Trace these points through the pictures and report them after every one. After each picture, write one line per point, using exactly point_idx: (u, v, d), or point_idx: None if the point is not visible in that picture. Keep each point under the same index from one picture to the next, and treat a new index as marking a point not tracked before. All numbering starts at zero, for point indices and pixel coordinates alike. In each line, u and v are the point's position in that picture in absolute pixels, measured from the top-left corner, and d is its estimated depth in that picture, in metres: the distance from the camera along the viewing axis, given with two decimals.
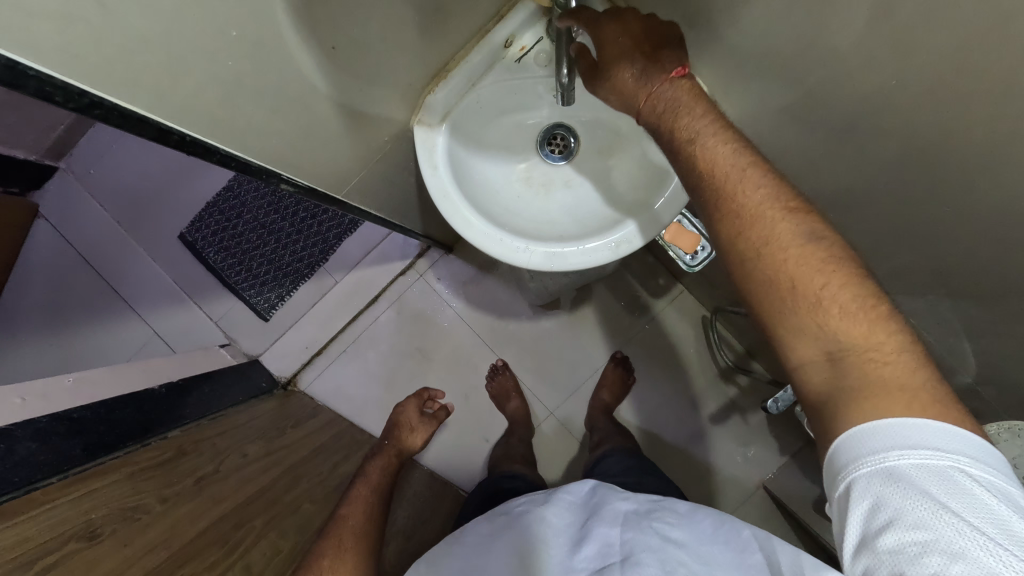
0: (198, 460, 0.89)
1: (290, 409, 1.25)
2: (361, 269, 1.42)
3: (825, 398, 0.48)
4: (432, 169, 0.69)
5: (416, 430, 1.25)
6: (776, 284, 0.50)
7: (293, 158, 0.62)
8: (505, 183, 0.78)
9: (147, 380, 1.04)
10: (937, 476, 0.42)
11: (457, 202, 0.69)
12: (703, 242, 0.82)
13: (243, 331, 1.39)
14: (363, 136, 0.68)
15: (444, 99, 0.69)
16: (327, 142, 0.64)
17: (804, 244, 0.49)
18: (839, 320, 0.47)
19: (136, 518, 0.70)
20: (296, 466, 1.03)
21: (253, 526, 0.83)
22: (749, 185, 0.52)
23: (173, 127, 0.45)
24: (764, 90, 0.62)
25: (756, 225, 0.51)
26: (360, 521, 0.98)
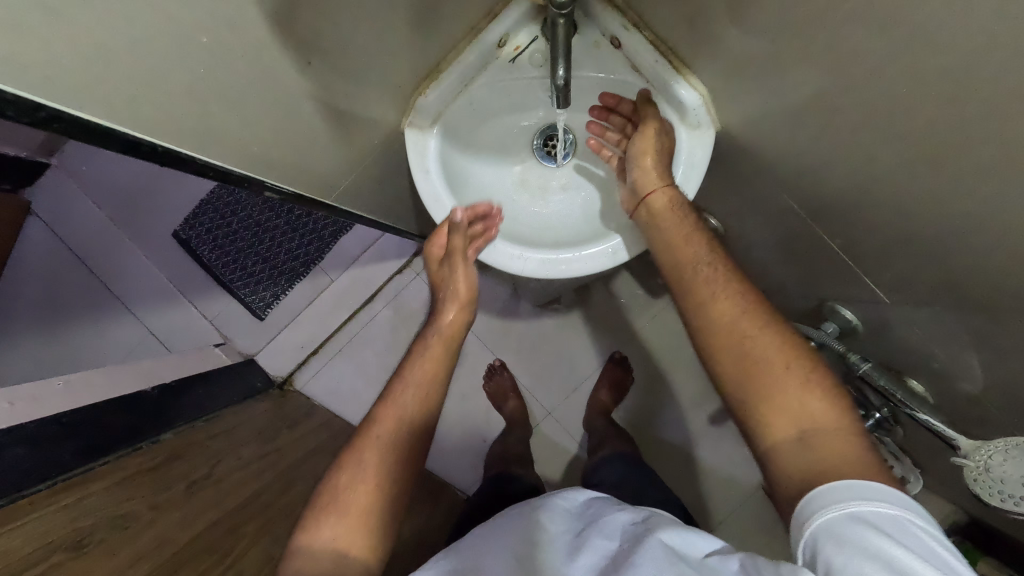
0: (191, 463, 0.88)
1: (285, 410, 1.24)
2: (357, 268, 1.40)
3: (793, 472, 0.53)
4: (423, 173, 0.69)
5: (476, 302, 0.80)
6: (751, 374, 0.57)
7: (276, 164, 0.60)
8: (500, 187, 0.77)
9: (139, 381, 1.03)
10: (891, 521, 0.45)
11: (446, 206, 0.70)
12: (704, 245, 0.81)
13: (238, 330, 1.38)
14: (350, 139, 0.67)
15: (436, 101, 0.68)
16: (312, 146, 0.63)
17: (773, 339, 0.58)
18: (807, 406, 0.54)
19: (124, 526, 0.69)
20: (291, 468, 1.02)
21: (246, 532, 0.81)
22: (725, 289, 0.61)
23: (143, 138, 0.43)
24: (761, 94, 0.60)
25: (733, 320, 0.60)
26: (437, 375, 0.72)
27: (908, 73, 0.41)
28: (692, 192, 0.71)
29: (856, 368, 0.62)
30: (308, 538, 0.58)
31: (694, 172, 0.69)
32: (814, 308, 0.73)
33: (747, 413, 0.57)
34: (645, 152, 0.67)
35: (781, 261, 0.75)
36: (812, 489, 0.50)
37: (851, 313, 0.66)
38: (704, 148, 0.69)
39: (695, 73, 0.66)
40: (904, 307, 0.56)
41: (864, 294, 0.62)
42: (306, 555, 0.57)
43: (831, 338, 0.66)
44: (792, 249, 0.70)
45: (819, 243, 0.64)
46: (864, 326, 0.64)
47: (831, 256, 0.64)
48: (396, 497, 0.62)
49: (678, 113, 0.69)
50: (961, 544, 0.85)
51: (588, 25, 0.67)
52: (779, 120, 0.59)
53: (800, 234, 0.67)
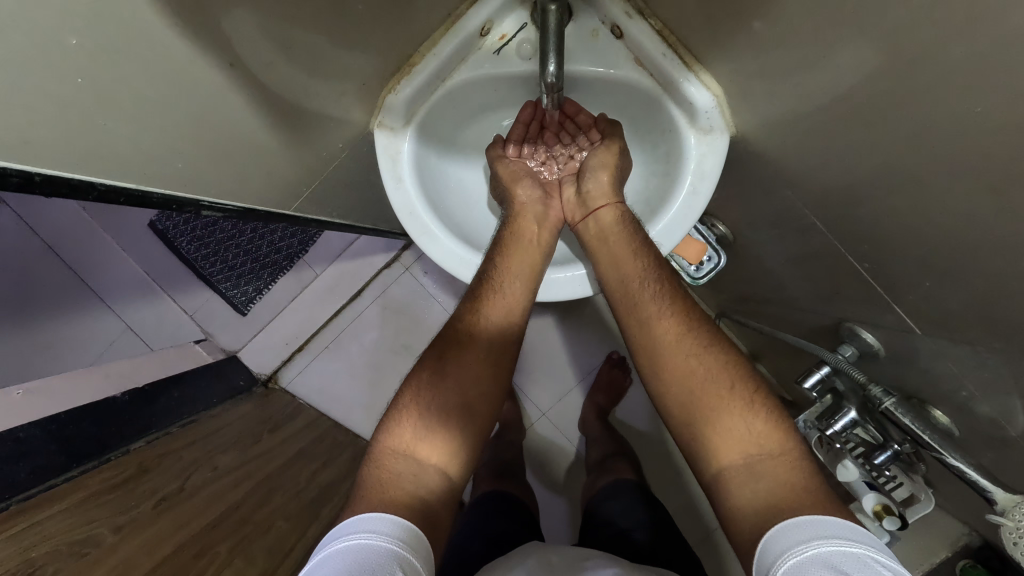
0: (161, 477, 0.83)
1: (269, 410, 1.19)
2: (343, 262, 1.35)
3: (746, 501, 0.51)
4: (397, 182, 0.67)
5: (552, 205, 0.75)
6: (696, 394, 0.57)
7: (215, 173, 0.52)
8: (477, 184, 0.78)
9: (108, 386, 0.98)
10: (856, 561, 0.42)
11: (424, 220, 0.68)
12: (711, 252, 0.77)
13: (220, 325, 1.32)
14: (306, 138, 0.60)
15: (406, 100, 0.64)
16: (260, 148, 0.55)
17: (712, 360, 0.58)
18: (754, 429, 0.54)
19: (84, 553, 0.64)
20: (270, 478, 0.97)
21: (218, 552, 0.76)
22: (667, 310, 0.62)
23: (6, 165, 0.35)
24: (775, 93, 0.53)
25: (677, 341, 0.60)
26: (520, 288, 0.66)
27: (949, 74, 0.35)
28: (703, 206, 0.65)
29: (878, 403, 0.56)
30: (387, 438, 0.56)
31: (705, 183, 0.64)
32: (830, 326, 0.66)
33: (693, 439, 0.57)
34: (604, 167, 0.70)
35: (795, 272, 0.68)
36: (767, 531, 0.48)
37: (873, 337, 0.59)
38: (715, 156, 0.63)
39: (708, 69, 0.59)
40: (937, 339, 0.50)
41: (889, 318, 0.55)
42: (383, 459, 0.55)
43: (847, 364, 0.61)
44: (807, 260, 0.64)
45: (840, 258, 0.57)
46: (887, 353, 0.58)
47: (850, 273, 0.58)
48: (476, 425, 0.59)
49: (686, 116, 0.63)
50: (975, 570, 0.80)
51: (585, 13, 0.62)
52: (797, 124, 0.52)
53: (819, 245, 0.60)
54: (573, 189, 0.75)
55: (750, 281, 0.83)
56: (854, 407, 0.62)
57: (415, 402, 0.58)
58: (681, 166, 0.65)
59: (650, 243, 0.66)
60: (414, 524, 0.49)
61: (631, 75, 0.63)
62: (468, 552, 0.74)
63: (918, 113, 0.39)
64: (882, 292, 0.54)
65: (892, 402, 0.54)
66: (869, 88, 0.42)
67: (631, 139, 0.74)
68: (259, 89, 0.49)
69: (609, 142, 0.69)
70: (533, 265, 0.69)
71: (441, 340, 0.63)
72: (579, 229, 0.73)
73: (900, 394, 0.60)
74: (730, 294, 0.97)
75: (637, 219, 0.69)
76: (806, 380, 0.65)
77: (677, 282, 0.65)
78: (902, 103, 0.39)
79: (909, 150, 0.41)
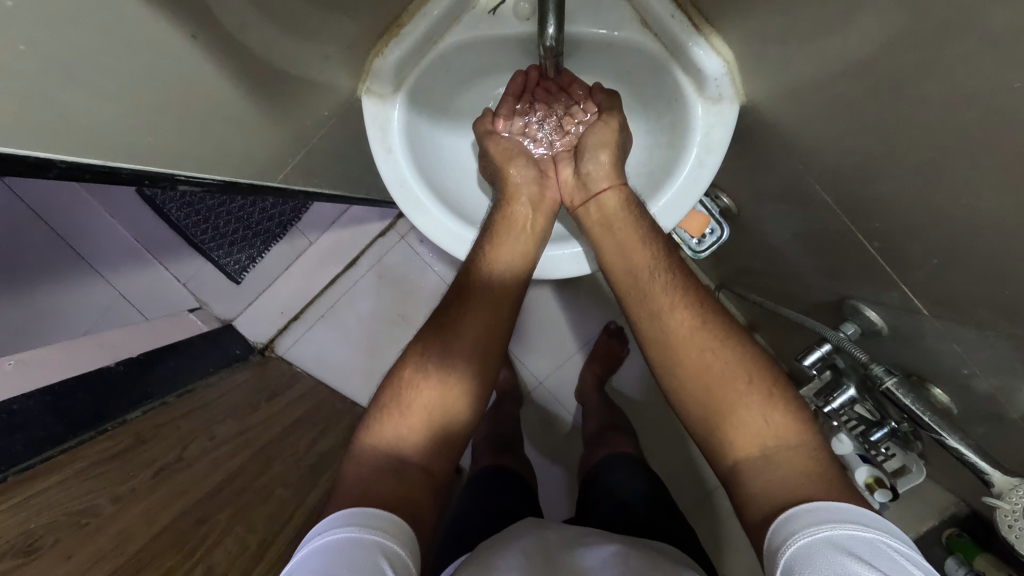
0: (159, 447, 0.84)
1: (266, 379, 1.20)
2: (337, 230, 1.33)
3: (763, 492, 0.51)
4: (387, 152, 0.64)
5: (548, 186, 0.72)
6: (708, 386, 0.56)
7: (189, 143, 0.49)
8: (466, 154, 0.75)
9: (101, 355, 0.98)
10: (868, 546, 0.42)
11: (416, 193, 0.65)
12: (713, 224, 0.76)
13: (214, 293, 1.31)
14: (286, 103, 0.57)
15: (393, 65, 0.62)
16: (237, 115, 0.52)
17: (721, 348, 0.57)
18: (770, 420, 0.53)
19: (82, 523, 0.65)
20: (268, 447, 0.97)
21: (218, 520, 0.77)
22: (675, 298, 0.60)
23: None
24: (790, 58, 0.50)
25: (688, 334, 0.59)
26: (513, 276, 0.65)
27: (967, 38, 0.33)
28: (709, 180, 0.62)
29: (879, 381, 0.55)
30: (385, 431, 0.56)
31: (711, 156, 0.61)
32: (834, 303, 0.64)
33: (710, 433, 0.56)
34: (605, 146, 0.68)
35: (800, 246, 0.66)
36: (778, 518, 0.48)
37: (876, 315, 0.58)
38: (725, 126, 0.60)
39: (720, 32, 0.57)
40: (944, 319, 0.48)
41: (893, 296, 0.54)
42: (384, 453, 0.54)
43: (849, 342, 0.59)
44: (813, 235, 0.62)
45: (847, 234, 0.55)
46: (890, 331, 0.57)
47: (855, 248, 0.56)
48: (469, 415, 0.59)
49: (694, 83, 0.60)
50: (960, 538, 0.81)
51: None
52: (810, 93, 0.50)
53: (827, 220, 0.58)
54: (571, 168, 0.72)
55: (752, 254, 0.81)
56: (853, 385, 0.61)
57: (411, 393, 0.57)
58: (686, 137, 0.62)
59: (655, 228, 0.65)
60: (397, 513, 0.49)
61: (634, 37, 0.60)
62: (461, 526, 0.74)
63: (939, 84, 0.36)
64: (890, 271, 0.52)
65: (892, 381, 0.53)
66: (884, 52, 0.39)
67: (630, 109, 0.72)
68: (234, 50, 0.46)
69: (608, 118, 0.67)
70: (528, 250, 0.67)
71: (430, 331, 0.61)
72: (578, 214, 0.70)
73: (901, 370, 0.60)
74: (731, 266, 0.95)
75: (642, 201, 0.67)
76: (806, 358, 0.64)
77: (686, 269, 0.63)
78: (922, 73, 0.37)
79: (925, 125, 0.39)
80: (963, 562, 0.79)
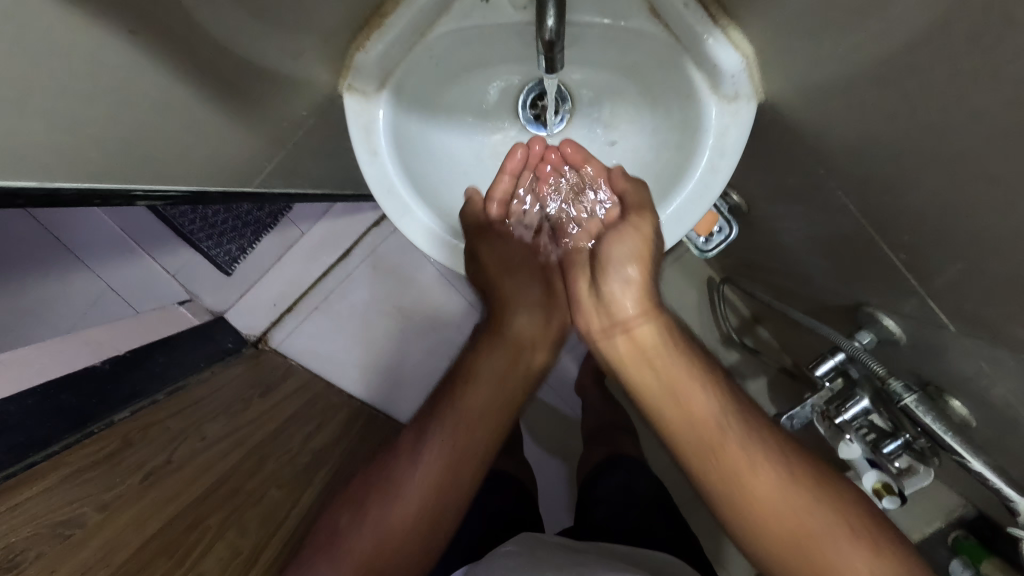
0: (148, 450, 0.81)
1: (260, 372, 1.17)
2: (329, 221, 1.31)
3: None
4: (372, 155, 0.60)
5: (557, 310, 0.80)
6: (775, 526, 0.61)
7: (138, 142, 0.48)
8: (466, 153, 0.70)
9: (87, 355, 0.95)
10: None
11: (404, 199, 0.62)
12: (722, 223, 0.72)
13: (205, 285, 1.28)
14: (240, 95, 0.54)
15: (377, 61, 0.58)
16: (184, 110, 0.50)
17: (788, 480, 0.62)
18: (859, 561, 0.58)
19: (66, 535, 0.63)
20: (262, 445, 0.95)
21: (209, 525, 0.75)
22: (731, 432, 0.65)
23: None
24: (806, 50, 0.46)
25: (722, 442, 0.65)
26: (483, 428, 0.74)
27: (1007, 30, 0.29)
28: (721, 186, 0.59)
29: (896, 398, 0.52)
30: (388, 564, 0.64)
31: (724, 160, 0.57)
32: (850, 309, 0.61)
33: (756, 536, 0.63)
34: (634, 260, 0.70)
35: (813, 246, 0.62)
36: None
37: (894, 324, 0.55)
38: (739, 130, 0.56)
39: (740, 26, 0.52)
40: (970, 334, 0.45)
41: (909, 303, 0.51)
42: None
43: (865, 352, 0.56)
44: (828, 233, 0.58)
45: (863, 235, 0.52)
46: (909, 341, 0.54)
47: (873, 252, 0.52)
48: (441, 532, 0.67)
49: (709, 81, 0.55)
50: (967, 540, 0.79)
51: None
52: (828, 85, 0.46)
53: (845, 218, 0.54)
54: (586, 283, 0.75)
55: (759, 250, 0.78)
56: (866, 395, 0.59)
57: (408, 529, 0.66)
58: (697, 139, 0.58)
59: (702, 363, 0.71)
60: None
61: (641, 25, 0.55)
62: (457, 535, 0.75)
63: (975, 82, 0.32)
64: (912, 279, 0.49)
65: (913, 398, 0.51)
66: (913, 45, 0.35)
67: (632, 107, 0.65)
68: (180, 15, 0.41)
69: (636, 224, 0.66)
70: (508, 403, 0.78)
71: (424, 450, 0.70)
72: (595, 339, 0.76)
73: (917, 381, 0.57)
74: (737, 259, 0.93)
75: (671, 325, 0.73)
76: (817, 368, 0.61)
77: (736, 396, 0.68)
78: (955, 70, 0.33)
79: (958, 127, 0.35)
80: (968, 564, 0.76)
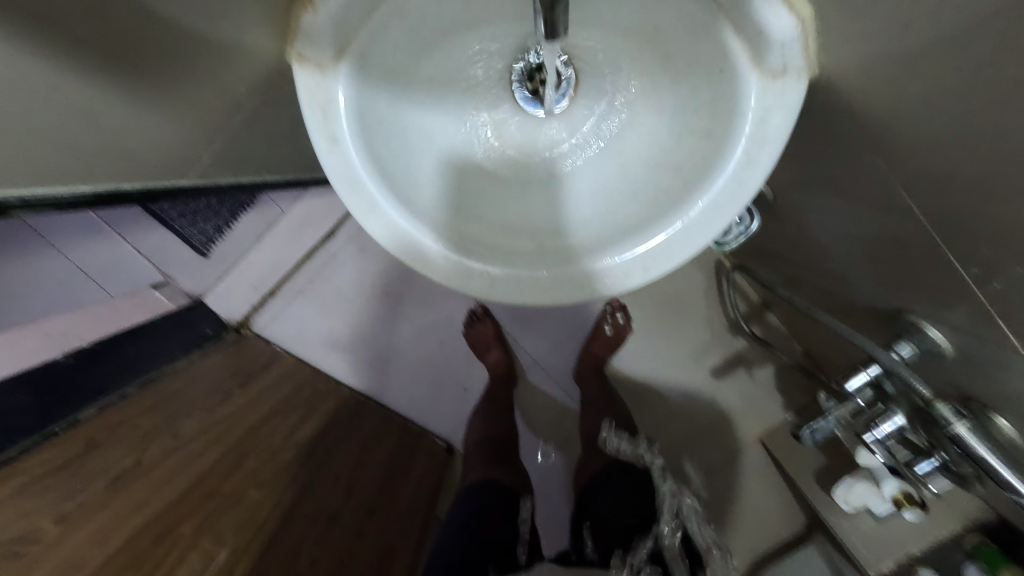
0: (114, 452, 0.75)
1: (240, 360, 1.11)
2: (312, 198, 1.23)
3: None
4: (333, 143, 0.51)
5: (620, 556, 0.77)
6: None
7: (21, 125, 0.41)
8: (455, 132, 0.59)
9: (49, 348, 0.89)
10: None
11: (371, 194, 0.52)
12: (741, 214, 0.66)
13: (179, 266, 1.20)
14: (139, 69, 0.49)
15: (337, 22, 0.49)
16: (79, 86, 0.44)
17: None
18: None
19: (20, 553, 0.56)
20: (241, 441, 0.89)
21: (181, 534, 0.70)
22: None
23: None
24: (886, 11, 0.38)
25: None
26: None
27: None
28: (757, 185, 0.49)
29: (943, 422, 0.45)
30: None
31: (764, 152, 0.48)
32: (890, 314, 0.55)
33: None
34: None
35: (857, 239, 0.56)
36: None
37: (939, 335, 0.48)
38: (785, 111, 0.46)
39: None
40: None
41: (959, 312, 0.44)
42: None
43: (904, 366, 0.49)
44: (873, 226, 0.52)
45: (917, 231, 0.45)
46: (956, 355, 0.47)
47: (926, 250, 0.46)
48: None
49: (750, 51, 0.46)
50: (987, 547, 0.74)
51: None
52: (905, 51, 0.38)
53: (893, 210, 0.47)
54: None
55: (787, 241, 0.72)
56: (902, 411, 0.52)
57: None
58: (731, 123, 0.48)
59: None
60: None
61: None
62: (443, 549, 0.78)
63: None
64: (970, 286, 0.42)
65: (963, 425, 0.45)
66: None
67: (648, 76, 0.55)
68: None
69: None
70: None
71: None
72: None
73: (958, 394, 0.49)
74: (752, 245, 0.86)
75: None
76: (847, 381, 0.55)
77: None
78: None
79: None
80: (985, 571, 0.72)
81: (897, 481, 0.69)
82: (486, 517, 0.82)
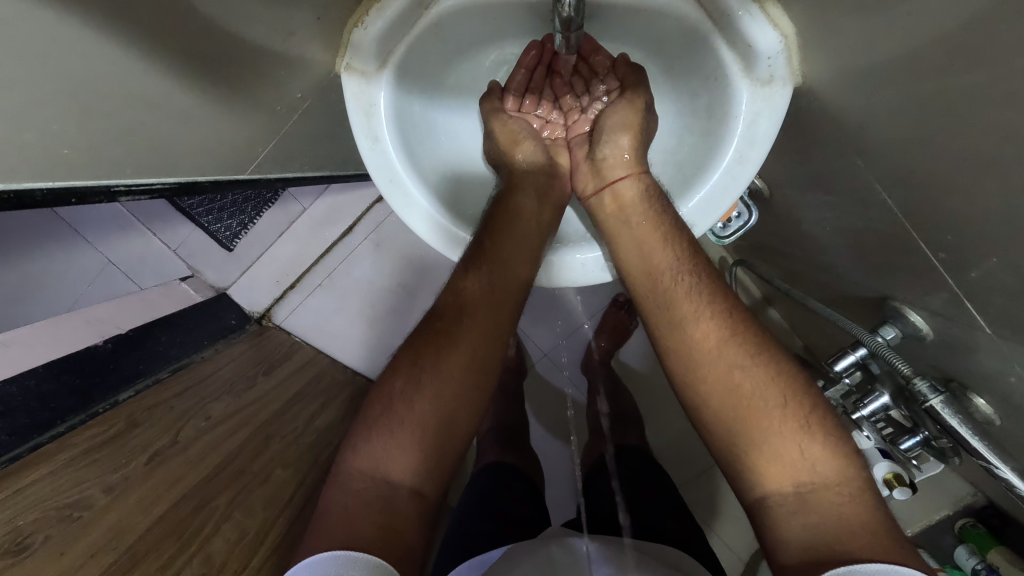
0: (152, 431, 0.80)
1: (262, 351, 1.16)
2: (332, 195, 1.29)
3: (778, 478, 0.50)
4: (373, 142, 0.61)
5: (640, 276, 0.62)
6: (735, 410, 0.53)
7: (98, 137, 0.46)
8: (468, 136, 0.72)
9: (88, 337, 0.95)
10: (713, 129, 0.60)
11: (404, 187, 0.62)
12: (740, 210, 0.70)
13: (206, 259, 1.26)
14: (209, 83, 0.53)
15: (378, 39, 0.58)
16: (155, 100, 0.49)
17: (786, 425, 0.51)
18: (809, 454, 0.50)
19: (74, 517, 0.62)
20: (266, 424, 0.94)
21: (217, 506, 0.74)
22: (784, 419, 0.51)
23: None
24: (868, 31, 0.42)
25: (671, 278, 0.59)
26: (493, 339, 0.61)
27: None
28: (749, 178, 0.57)
29: (921, 399, 0.50)
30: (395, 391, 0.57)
31: (754, 150, 0.56)
32: (878, 302, 0.59)
33: (735, 460, 0.53)
34: (626, 130, 0.65)
35: (845, 233, 0.60)
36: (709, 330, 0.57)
37: (921, 320, 0.52)
38: (772, 116, 0.54)
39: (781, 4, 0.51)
40: (1008, 341, 0.42)
41: (940, 300, 0.48)
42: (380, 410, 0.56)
43: (888, 348, 0.53)
44: (860, 223, 0.56)
45: (899, 228, 0.50)
46: (937, 339, 0.51)
47: (906, 244, 0.50)
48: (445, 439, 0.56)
49: (741, 62, 0.54)
50: (976, 530, 0.78)
51: None
52: (881, 67, 0.43)
53: (877, 208, 0.51)
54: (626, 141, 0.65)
55: (784, 237, 0.77)
56: (887, 391, 0.57)
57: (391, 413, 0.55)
58: (727, 124, 0.57)
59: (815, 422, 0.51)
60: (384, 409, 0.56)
61: (678, 6, 0.56)
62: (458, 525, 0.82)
63: None
64: (947, 276, 0.46)
65: (939, 400, 0.48)
66: (986, 18, 0.32)
67: (655, 84, 0.67)
68: None
69: (632, 97, 0.64)
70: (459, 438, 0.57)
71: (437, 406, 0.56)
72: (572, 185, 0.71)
73: (940, 375, 0.53)
74: (754, 241, 0.90)
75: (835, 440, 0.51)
76: (835, 362, 0.59)
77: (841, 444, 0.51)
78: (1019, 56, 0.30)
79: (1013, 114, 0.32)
80: (975, 552, 0.77)
81: (889, 463, 0.73)
82: (501, 499, 0.86)
